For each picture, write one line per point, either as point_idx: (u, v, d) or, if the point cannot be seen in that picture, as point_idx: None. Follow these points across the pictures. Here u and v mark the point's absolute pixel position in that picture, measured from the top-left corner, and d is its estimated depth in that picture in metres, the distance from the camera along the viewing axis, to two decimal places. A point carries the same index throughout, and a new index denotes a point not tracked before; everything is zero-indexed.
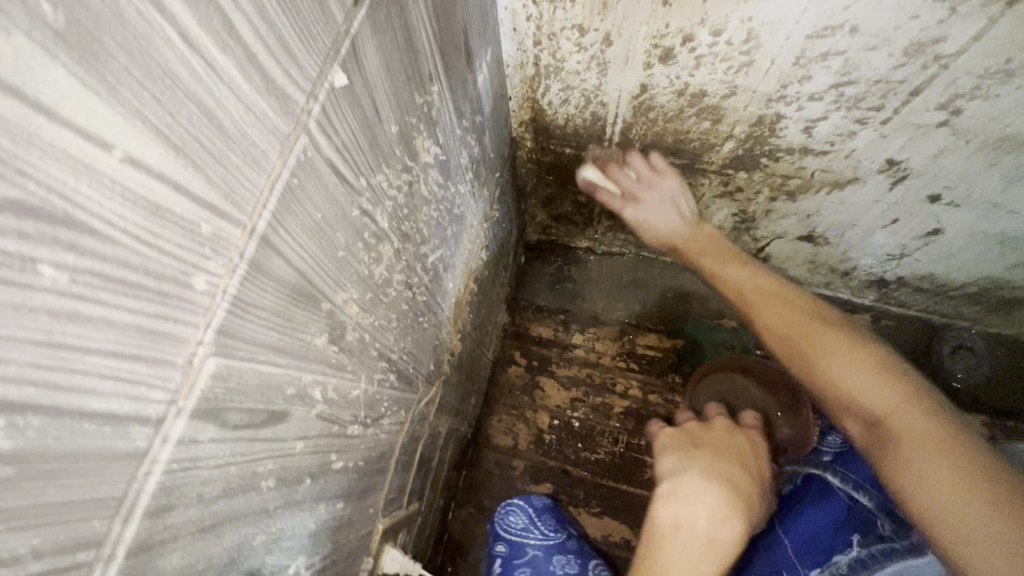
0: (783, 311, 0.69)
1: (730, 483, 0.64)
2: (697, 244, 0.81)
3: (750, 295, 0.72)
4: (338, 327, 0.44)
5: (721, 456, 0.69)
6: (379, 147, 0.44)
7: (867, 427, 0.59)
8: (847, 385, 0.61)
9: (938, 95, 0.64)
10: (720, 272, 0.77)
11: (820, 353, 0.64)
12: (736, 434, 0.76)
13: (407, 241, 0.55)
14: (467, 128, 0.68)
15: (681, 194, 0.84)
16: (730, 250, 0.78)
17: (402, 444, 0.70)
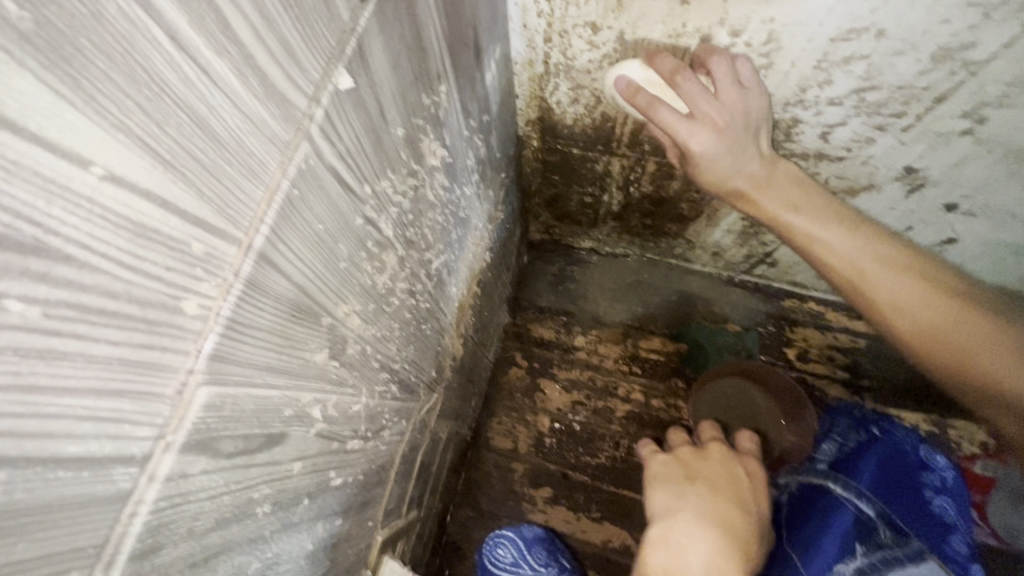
0: (902, 275, 0.64)
1: (726, 528, 0.63)
2: (767, 193, 0.69)
3: (860, 266, 0.65)
4: (339, 342, 0.42)
5: (714, 495, 0.68)
6: (384, 151, 0.41)
7: (978, 393, 0.62)
8: (969, 355, 0.61)
9: (963, 102, 0.61)
10: (814, 235, 0.67)
11: (944, 333, 0.62)
12: (732, 466, 0.74)
13: (411, 248, 0.52)
14: (474, 129, 0.65)
15: (761, 121, 0.68)
16: (832, 210, 0.68)
17: (402, 453, 0.68)
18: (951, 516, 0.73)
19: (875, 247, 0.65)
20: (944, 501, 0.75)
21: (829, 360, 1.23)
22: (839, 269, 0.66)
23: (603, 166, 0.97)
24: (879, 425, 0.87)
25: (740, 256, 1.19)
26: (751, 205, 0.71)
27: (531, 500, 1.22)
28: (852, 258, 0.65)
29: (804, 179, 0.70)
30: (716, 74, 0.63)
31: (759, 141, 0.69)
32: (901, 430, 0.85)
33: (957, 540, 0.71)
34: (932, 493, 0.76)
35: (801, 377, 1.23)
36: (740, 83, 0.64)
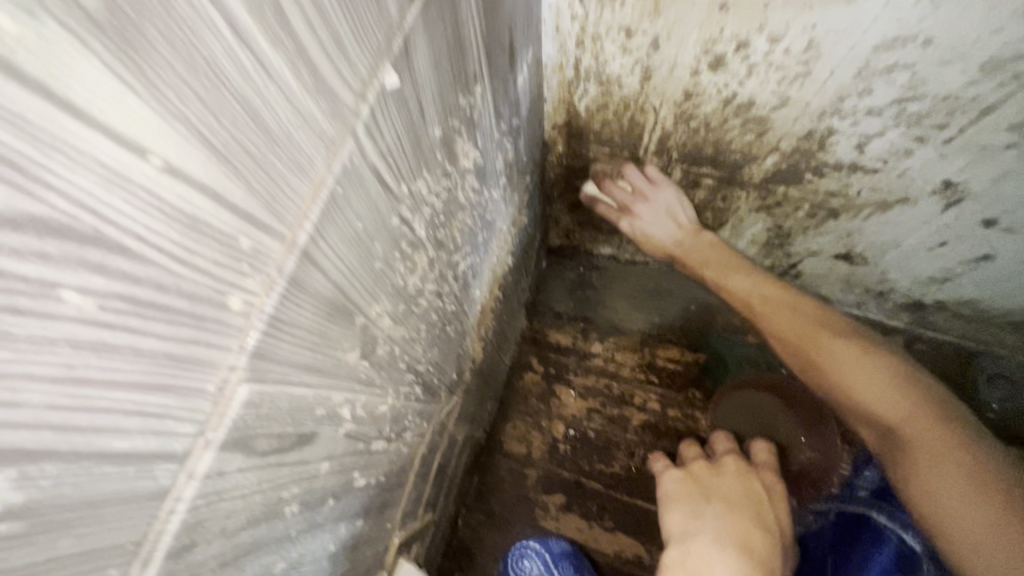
0: (807, 323, 0.77)
1: (747, 552, 0.61)
2: (686, 252, 0.92)
3: (756, 301, 0.82)
4: (370, 342, 0.41)
5: (734, 517, 0.66)
6: (421, 151, 0.41)
7: (870, 427, 0.70)
8: (856, 394, 0.70)
9: (1010, 115, 0.60)
10: (722, 276, 0.86)
11: (847, 377, 0.71)
12: (748, 481, 0.72)
13: (441, 249, 0.52)
14: (504, 131, 0.65)
15: (677, 202, 0.91)
16: (738, 262, 0.87)
17: (421, 456, 0.67)
18: None
19: (768, 289, 0.81)
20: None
21: None
22: (750, 302, 0.83)
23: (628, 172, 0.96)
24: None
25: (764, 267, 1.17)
26: (682, 261, 0.93)
27: (544, 507, 1.20)
28: (759, 294, 0.82)
29: (706, 238, 0.91)
30: (632, 177, 0.91)
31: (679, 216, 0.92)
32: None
33: None
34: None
35: None
36: (655, 181, 0.90)
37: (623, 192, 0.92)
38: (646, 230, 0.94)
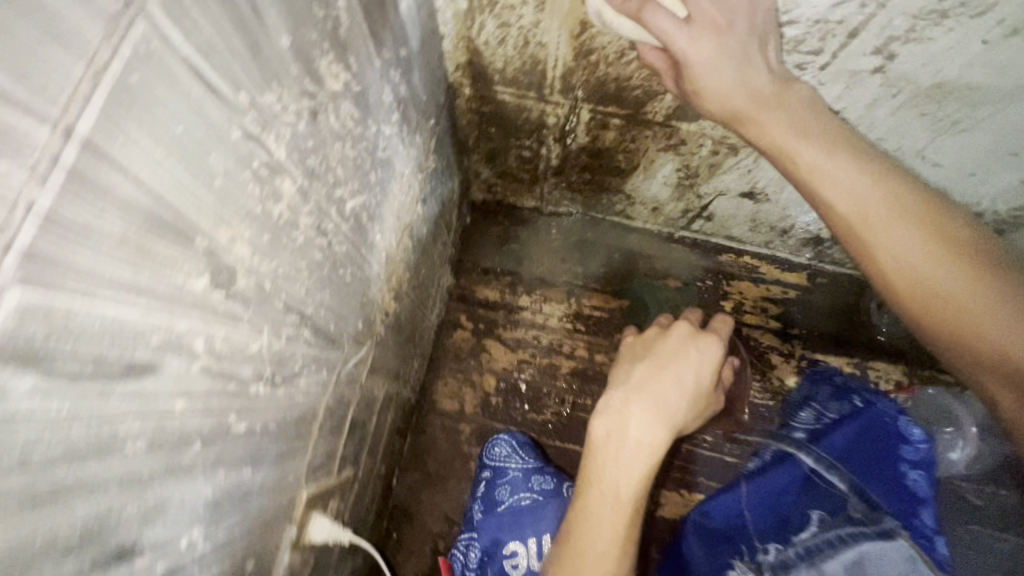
0: (918, 236, 0.58)
1: (663, 394, 0.70)
2: (775, 112, 0.62)
3: (863, 208, 0.59)
4: (224, 271, 0.38)
5: (666, 371, 0.72)
6: (265, 57, 0.38)
7: (987, 367, 0.57)
8: (995, 340, 0.56)
9: (874, 38, 0.63)
10: (823, 169, 0.61)
11: (987, 327, 0.56)
12: (695, 344, 0.75)
13: (314, 180, 0.49)
14: (389, 61, 0.62)
15: (772, 26, 0.62)
16: (843, 140, 0.62)
17: (326, 407, 0.65)
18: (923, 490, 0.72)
19: (880, 185, 0.60)
20: (919, 472, 0.75)
21: (763, 311, 1.28)
22: (845, 208, 0.60)
23: (538, 115, 0.95)
24: (869, 399, 0.89)
25: (677, 212, 1.21)
26: (751, 121, 0.63)
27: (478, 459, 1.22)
28: (858, 198, 0.60)
29: (793, 99, 0.64)
30: None
31: (768, 46, 0.62)
32: (890, 404, 0.86)
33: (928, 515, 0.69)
34: (907, 466, 0.75)
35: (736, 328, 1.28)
36: None
37: None
38: (717, 62, 0.59)
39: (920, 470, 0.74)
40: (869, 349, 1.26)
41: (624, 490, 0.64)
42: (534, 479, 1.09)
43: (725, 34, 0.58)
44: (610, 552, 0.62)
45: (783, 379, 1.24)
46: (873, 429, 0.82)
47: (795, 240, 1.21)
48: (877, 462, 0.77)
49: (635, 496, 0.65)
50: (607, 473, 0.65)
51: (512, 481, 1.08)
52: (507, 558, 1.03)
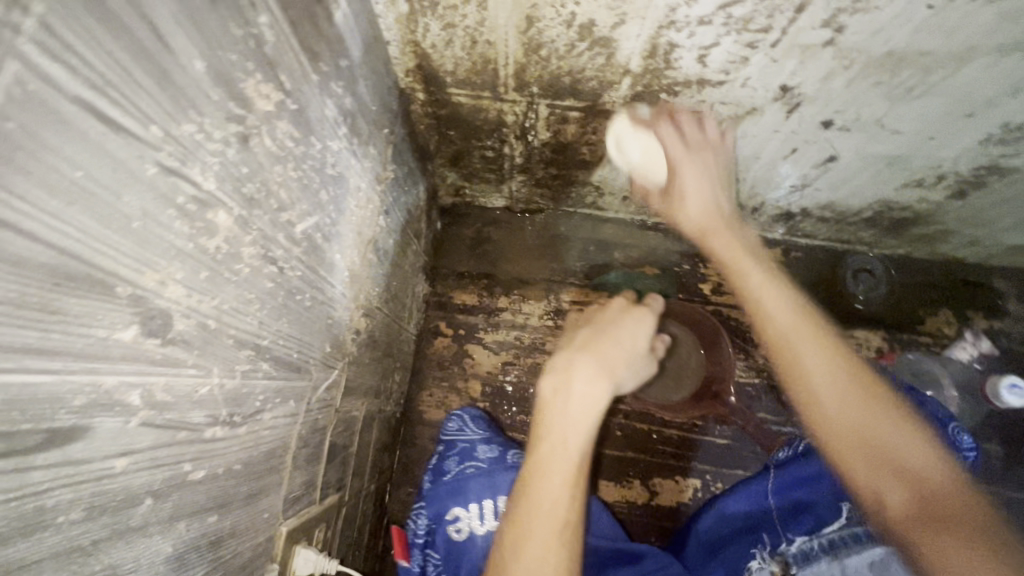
0: (840, 386, 0.62)
1: (604, 348, 0.69)
2: (722, 233, 0.75)
3: (793, 322, 0.67)
4: (158, 317, 0.36)
5: (611, 333, 0.71)
6: (176, 85, 0.35)
7: (876, 475, 0.58)
8: (892, 472, 0.58)
9: (822, 11, 0.62)
10: (765, 291, 0.71)
11: (886, 435, 0.59)
12: (634, 313, 0.75)
13: (254, 207, 0.47)
14: (329, 75, 0.59)
15: (722, 165, 0.81)
16: (766, 262, 0.73)
17: (299, 436, 0.63)
18: None
19: (800, 307, 0.69)
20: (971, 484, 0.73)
21: None
22: (769, 315, 0.69)
23: (496, 114, 0.94)
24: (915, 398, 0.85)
25: (647, 199, 1.20)
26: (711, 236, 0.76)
27: None
28: (797, 309, 0.68)
29: (739, 237, 0.76)
30: (689, 126, 0.79)
31: (722, 194, 0.78)
32: (939, 409, 0.83)
33: None
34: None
35: (717, 310, 1.28)
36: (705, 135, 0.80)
37: (675, 135, 0.78)
38: (688, 185, 0.77)
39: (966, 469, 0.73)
40: (847, 318, 1.27)
41: (572, 437, 0.63)
42: (486, 447, 0.96)
43: (692, 169, 0.78)
44: (566, 501, 0.61)
45: (766, 356, 1.24)
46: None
47: (766, 217, 1.21)
48: None
49: (581, 449, 0.64)
50: (558, 429, 0.64)
51: (462, 449, 0.96)
52: (452, 529, 0.87)
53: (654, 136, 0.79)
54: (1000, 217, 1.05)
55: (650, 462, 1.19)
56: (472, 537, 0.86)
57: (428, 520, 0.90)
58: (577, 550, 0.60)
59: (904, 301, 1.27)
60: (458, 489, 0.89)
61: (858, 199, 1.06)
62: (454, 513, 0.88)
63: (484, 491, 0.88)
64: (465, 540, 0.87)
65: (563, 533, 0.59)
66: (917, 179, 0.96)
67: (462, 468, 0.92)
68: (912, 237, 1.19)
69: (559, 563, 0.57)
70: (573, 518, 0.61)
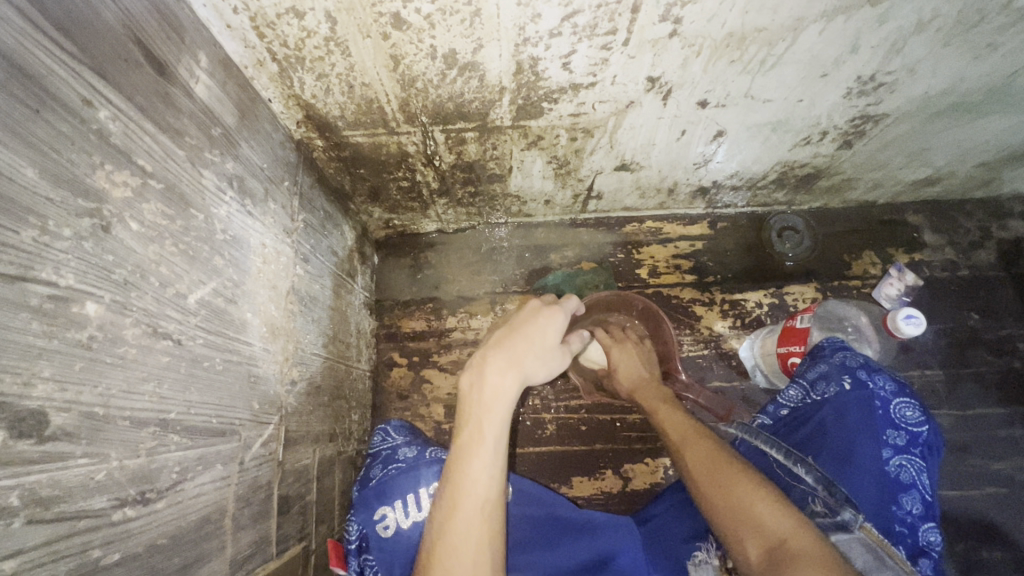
0: (712, 460, 0.75)
1: (508, 346, 0.79)
2: (640, 389, 1.05)
3: (670, 420, 0.90)
4: (29, 419, 0.38)
5: (522, 332, 0.82)
6: (6, 197, 0.37)
7: (732, 513, 0.67)
8: (749, 509, 0.66)
9: (654, 8, 0.66)
10: (662, 408, 0.95)
11: (736, 479, 0.70)
12: (545, 312, 0.85)
13: (131, 290, 0.48)
14: (199, 145, 0.61)
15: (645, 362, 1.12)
16: (670, 403, 0.97)
17: (237, 497, 0.64)
18: (906, 475, 0.75)
19: (682, 417, 0.90)
20: (903, 458, 0.76)
21: (676, 268, 1.33)
22: (661, 414, 0.94)
23: (397, 147, 0.96)
24: (856, 377, 0.82)
25: (568, 199, 1.23)
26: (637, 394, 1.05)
27: None
28: (677, 413, 0.92)
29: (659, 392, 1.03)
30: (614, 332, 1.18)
31: (648, 368, 1.11)
32: (885, 384, 0.81)
33: (909, 500, 0.74)
34: (891, 453, 0.76)
35: (657, 291, 1.31)
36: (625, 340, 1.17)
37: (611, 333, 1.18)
38: (620, 362, 1.13)
39: (904, 455, 0.76)
40: (780, 276, 1.32)
41: (485, 426, 0.74)
42: (408, 448, 0.98)
43: (625, 352, 1.14)
44: (485, 480, 0.71)
45: (711, 327, 1.28)
46: (851, 413, 0.79)
47: (683, 195, 1.25)
48: (865, 448, 0.77)
49: (496, 432, 0.74)
50: (475, 423, 0.75)
51: (386, 456, 0.98)
52: (381, 528, 0.86)
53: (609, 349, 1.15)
54: (889, 159, 1.11)
55: (617, 450, 1.22)
56: (400, 532, 0.85)
57: (358, 527, 0.89)
58: (499, 520, 0.71)
59: (829, 251, 1.32)
60: (384, 490, 0.89)
61: (759, 164, 1.11)
62: (381, 512, 0.87)
63: (408, 486, 0.89)
64: (393, 537, 0.85)
65: (485, 509, 0.70)
66: (805, 138, 1.02)
67: (386, 471, 0.93)
68: (821, 190, 1.25)
69: (483, 531, 0.68)
70: (493, 495, 0.71)
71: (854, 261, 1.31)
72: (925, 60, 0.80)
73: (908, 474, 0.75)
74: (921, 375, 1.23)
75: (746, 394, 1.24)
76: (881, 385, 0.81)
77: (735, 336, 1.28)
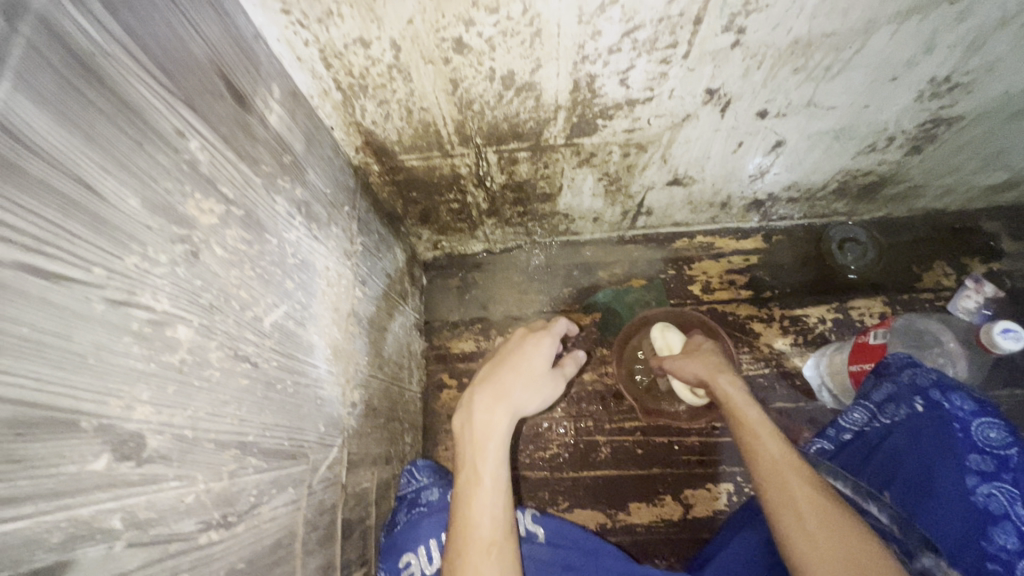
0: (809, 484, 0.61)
1: (491, 381, 0.81)
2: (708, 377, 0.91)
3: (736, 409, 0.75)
4: (127, 441, 0.38)
5: (510, 364, 0.83)
6: (114, 225, 0.39)
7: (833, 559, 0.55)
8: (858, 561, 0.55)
9: (717, 20, 0.65)
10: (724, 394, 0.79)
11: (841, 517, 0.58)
12: (530, 341, 0.87)
13: (215, 313, 0.49)
14: (273, 174, 0.63)
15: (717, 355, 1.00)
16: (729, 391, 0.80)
17: (306, 520, 0.64)
18: (997, 506, 0.64)
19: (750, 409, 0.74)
20: (993, 486, 0.65)
21: (732, 284, 1.28)
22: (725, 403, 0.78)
23: (449, 170, 0.97)
24: (927, 398, 0.74)
25: (617, 216, 1.22)
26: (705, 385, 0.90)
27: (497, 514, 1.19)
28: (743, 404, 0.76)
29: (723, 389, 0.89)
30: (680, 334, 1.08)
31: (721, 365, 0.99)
32: (963, 403, 0.72)
33: (1003, 534, 0.63)
34: (976, 480, 0.66)
35: (712, 308, 1.27)
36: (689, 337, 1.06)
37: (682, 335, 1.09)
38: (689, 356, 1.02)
39: (995, 482, 0.65)
40: (843, 290, 1.25)
41: (485, 462, 0.74)
42: (433, 489, 0.94)
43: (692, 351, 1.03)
44: (488, 522, 0.69)
45: (771, 345, 1.23)
46: (923, 435, 0.72)
47: (737, 208, 1.21)
48: (941, 476, 0.69)
49: (493, 470, 0.74)
50: (471, 464, 0.75)
51: (413, 499, 0.94)
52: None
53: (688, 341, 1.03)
54: (962, 163, 1.05)
55: (675, 476, 1.17)
56: None
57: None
58: (510, 568, 0.67)
59: (896, 263, 1.25)
60: (408, 535, 0.85)
61: (820, 173, 1.07)
62: (405, 558, 0.82)
63: (429, 531, 0.83)
64: None
65: (490, 548, 0.67)
66: (870, 144, 0.97)
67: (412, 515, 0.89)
68: (884, 199, 1.19)
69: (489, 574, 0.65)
70: (499, 536, 0.69)
71: (923, 272, 1.24)
72: (1007, 58, 0.75)
73: (1001, 505, 0.64)
74: (1009, 393, 1.14)
75: (813, 416, 1.17)
76: (958, 404, 0.72)
77: (798, 353, 1.22)
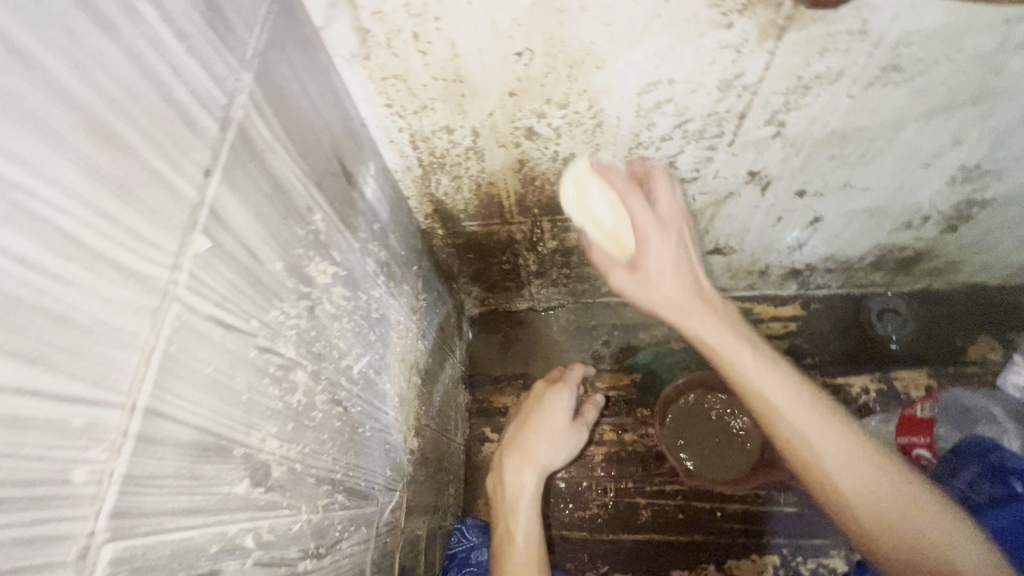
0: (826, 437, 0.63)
1: (515, 441, 0.88)
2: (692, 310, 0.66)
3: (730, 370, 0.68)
4: (261, 468, 0.44)
5: (531, 427, 0.90)
6: (265, 285, 0.47)
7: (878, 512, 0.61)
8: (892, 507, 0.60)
9: (760, 115, 0.74)
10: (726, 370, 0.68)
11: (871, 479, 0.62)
12: (548, 397, 0.94)
13: (322, 361, 0.56)
14: (366, 239, 0.72)
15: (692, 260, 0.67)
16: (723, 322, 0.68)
17: (373, 560, 0.68)
18: None
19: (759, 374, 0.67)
20: None
21: None
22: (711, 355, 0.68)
23: (506, 235, 1.06)
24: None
25: None
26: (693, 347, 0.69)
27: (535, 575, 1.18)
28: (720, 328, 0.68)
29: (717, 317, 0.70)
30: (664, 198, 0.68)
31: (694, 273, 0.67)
32: None
33: None
34: None
35: None
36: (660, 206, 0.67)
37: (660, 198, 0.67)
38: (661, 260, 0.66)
39: None
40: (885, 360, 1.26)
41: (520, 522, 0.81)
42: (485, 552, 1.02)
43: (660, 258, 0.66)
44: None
45: None
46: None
47: (775, 277, 1.26)
48: None
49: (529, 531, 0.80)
50: (507, 526, 0.81)
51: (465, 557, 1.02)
52: None
53: (621, 200, 0.64)
54: (999, 241, 1.09)
55: (717, 544, 1.15)
56: None
57: None
58: None
59: (937, 336, 1.27)
60: None
61: (858, 246, 1.11)
62: None
63: None
64: None
65: None
66: (906, 222, 1.02)
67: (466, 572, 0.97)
68: (923, 274, 1.21)
69: None
70: None
71: (967, 345, 1.26)
72: None
73: None
74: None
75: None
76: None
77: None
